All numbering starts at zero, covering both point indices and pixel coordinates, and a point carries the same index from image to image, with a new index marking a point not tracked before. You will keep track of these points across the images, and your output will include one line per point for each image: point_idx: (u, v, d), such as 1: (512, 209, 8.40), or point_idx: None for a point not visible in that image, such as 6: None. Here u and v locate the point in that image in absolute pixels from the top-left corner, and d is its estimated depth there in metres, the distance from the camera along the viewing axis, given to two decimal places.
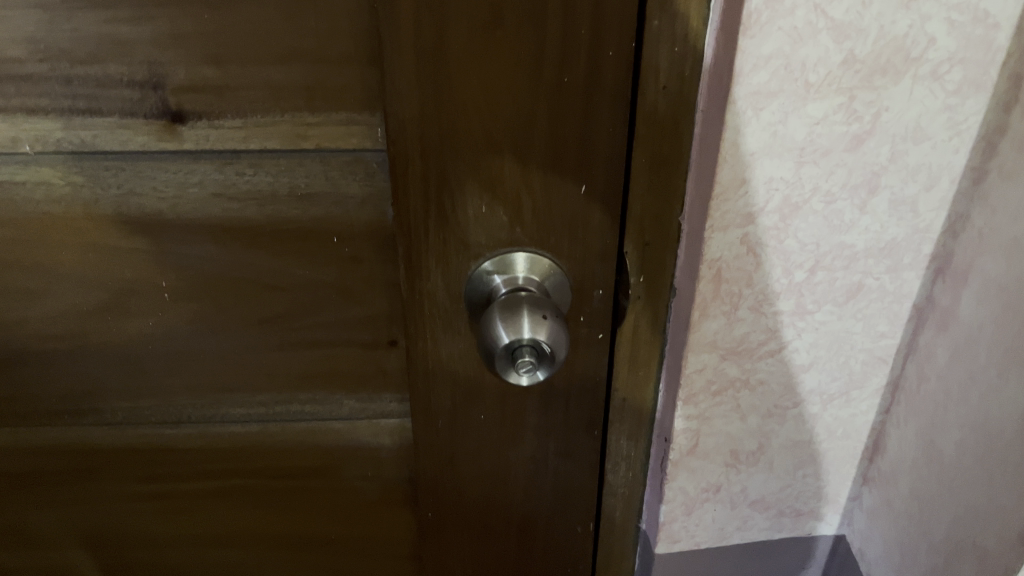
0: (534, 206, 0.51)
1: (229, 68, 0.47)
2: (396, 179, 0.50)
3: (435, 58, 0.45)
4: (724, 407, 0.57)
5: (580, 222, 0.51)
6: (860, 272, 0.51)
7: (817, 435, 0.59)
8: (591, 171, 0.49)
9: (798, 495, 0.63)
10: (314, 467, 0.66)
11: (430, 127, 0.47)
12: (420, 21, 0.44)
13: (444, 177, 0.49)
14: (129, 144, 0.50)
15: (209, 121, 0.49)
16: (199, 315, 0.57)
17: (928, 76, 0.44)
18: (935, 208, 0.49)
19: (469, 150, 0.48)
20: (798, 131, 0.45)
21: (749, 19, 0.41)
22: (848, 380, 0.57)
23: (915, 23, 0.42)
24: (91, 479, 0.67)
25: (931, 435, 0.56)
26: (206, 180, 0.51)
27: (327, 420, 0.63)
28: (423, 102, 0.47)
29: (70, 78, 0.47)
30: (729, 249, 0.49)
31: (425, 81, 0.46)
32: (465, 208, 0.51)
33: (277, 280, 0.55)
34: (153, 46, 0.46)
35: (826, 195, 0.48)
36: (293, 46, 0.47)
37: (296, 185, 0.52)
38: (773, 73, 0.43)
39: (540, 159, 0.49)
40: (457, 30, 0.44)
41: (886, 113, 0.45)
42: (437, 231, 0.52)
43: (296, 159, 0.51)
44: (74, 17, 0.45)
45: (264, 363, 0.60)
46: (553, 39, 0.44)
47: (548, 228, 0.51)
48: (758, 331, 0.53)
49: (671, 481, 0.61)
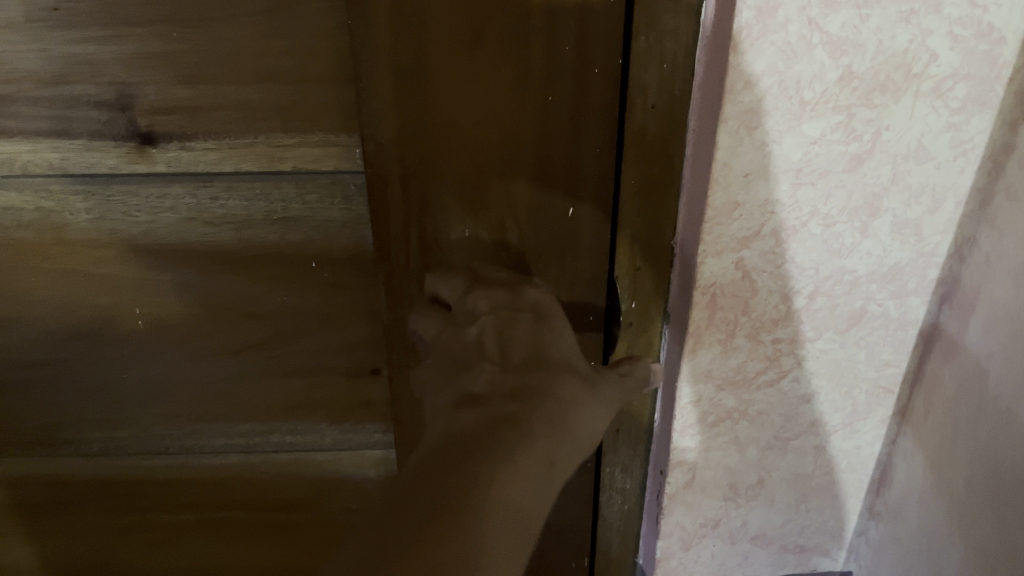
0: (519, 230, 0.49)
1: (200, 88, 0.45)
2: (376, 202, 0.47)
3: (413, 77, 0.43)
4: (721, 439, 0.55)
5: (568, 246, 0.49)
6: (863, 298, 0.49)
7: (820, 468, 0.57)
8: (579, 193, 0.47)
9: (801, 530, 0.60)
10: (298, 500, 0.64)
11: (409, 148, 0.45)
12: (396, 39, 0.42)
13: (425, 200, 0.47)
14: (99, 167, 0.48)
15: (181, 143, 0.47)
16: (175, 344, 0.55)
17: (930, 93, 0.42)
18: (940, 231, 0.47)
19: (451, 172, 0.46)
20: (794, 151, 0.43)
21: (740, 35, 0.39)
22: (852, 411, 0.54)
23: (916, 38, 0.40)
24: (66, 514, 0.64)
25: (940, 469, 0.53)
26: (180, 204, 0.49)
27: (309, 451, 0.61)
28: (401, 121, 0.44)
29: (37, 100, 0.46)
30: (724, 274, 0.47)
31: (403, 100, 0.44)
32: (448, 232, 0.49)
33: (256, 307, 0.53)
34: (123, 65, 0.45)
35: (824, 217, 0.45)
36: (266, 66, 0.45)
37: (273, 209, 0.50)
38: (767, 91, 0.41)
39: (525, 180, 0.47)
40: (436, 48, 0.42)
41: (887, 131, 0.43)
42: (419, 257, 0.50)
43: (273, 182, 0.49)
44: (40, 37, 0.44)
45: (244, 392, 0.57)
46: (537, 57, 0.43)
47: (535, 252, 0.49)
48: (756, 360, 0.51)
49: (667, 516, 0.58)
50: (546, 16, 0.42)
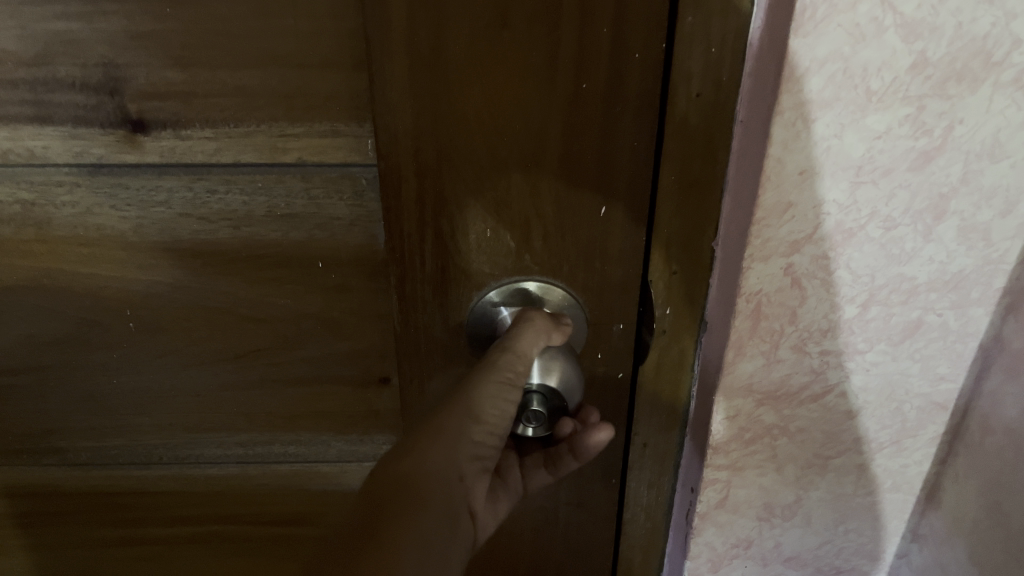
0: (546, 231, 0.44)
1: (195, 72, 0.41)
2: (390, 197, 0.43)
3: (431, 63, 0.39)
4: (758, 457, 0.51)
5: (597, 250, 0.45)
6: (920, 307, 0.45)
7: (862, 488, 0.53)
8: (612, 192, 0.43)
9: (838, 552, 0.56)
10: (300, 513, 0.60)
11: (426, 140, 0.41)
12: (414, 19, 0.38)
13: (441, 196, 0.43)
14: (84, 156, 0.45)
15: (175, 132, 0.44)
16: (169, 347, 0.52)
17: (1011, 84, 0.37)
18: (1011, 236, 0.42)
19: (471, 167, 0.42)
20: (856, 146, 0.39)
21: (803, 15, 0.35)
22: (901, 428, 0.50)
23: (999, 21, 0.36)
24: (55, 523, 0.61)
25: (999, 495, 0.49)
26: (173, 199, 0.46)
27: (313, 462, 0.57)
28: (417, 108, 0.40)
29: (15, 82, 0.42)
30: (771, 281, 0.43)
31: (419, 84, 0.40)
32: (466, 233, 0.44)
33: (256, 311, 0.50)
34: (109, 45, 0.41)
35: (884, 220, 0.41)
36: (269, 49, 0.41)
37: (274, 206, 0.46)
38: (830, 79, 0.37)
39: (553, 177, 0.42)
40: (458, 29, 0.38)
41: (960, 126, 0.38)
42: (433, 259, 0.45)
43: (275, 176, 0.45)
44: (18, 13, 0.40)
45: (241, 400, 0.54)
46: (569, 41, 0.38)
47: (562, 256, 0.45)
48: (800, 373, 0.47)
49: (696, 536, 0.54)
50: None
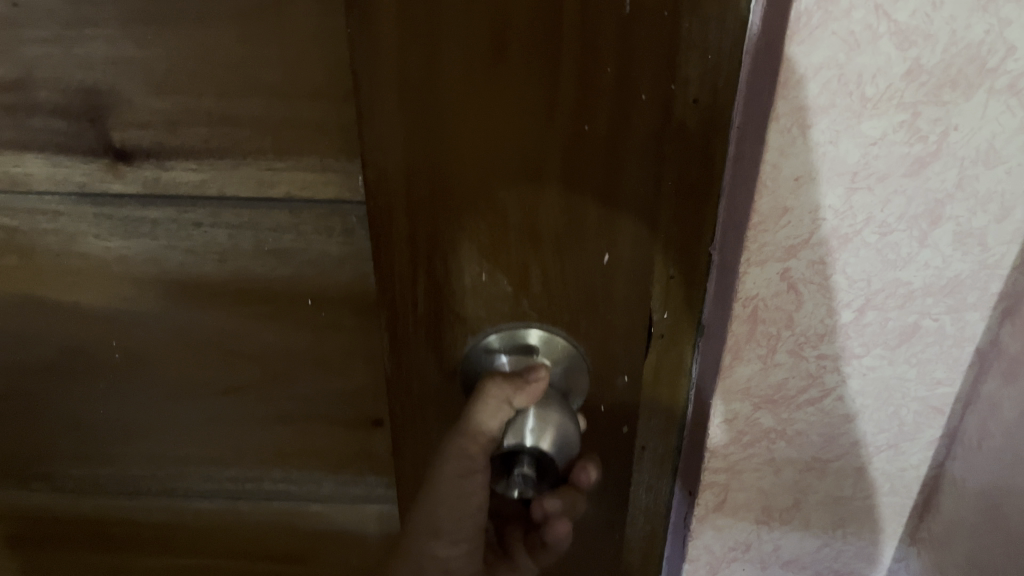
0: (544, 274, 0.45)
1: (192, 96, 0.45)
2: (384, 230, 0.44)
3: (425, 101, 0.40)
4: (756, 460, 0.51)
5: (599, 294, 0.46)
6: (916, 312, 0.45)
7: (860, 491, 0.53)
8: (613, 235, 0.43)
9: (837, 555, 0.56)
10: (284, 525, 0.66)
11: (419, 178, 0.42)
12: (407, 58, 0.39)
13: (435, 232, 0.44)
14: (82, 186, 0.50)
15: (160, 162, 0.48)
16: (162, 363, 0.57)
17: (1006, 90, 0.37)
18: (1007, 242, 0.42)
19: (467, 206, 0.43)
20: (852, 152, 0.39)
21: (798, 22, 0.36)
22: (899, 432, 0.50)
23: (993, 28, 0.36)
24: (54, 524, 0.67)
25: (997, 498, 0.49)
26: (168, 227, 0.51)
27: (294, 480, 0.63)
28: (409, 145, 0.41)
29: (24, 115, 0.47)
30: (767, 285, 0.43)
31: (412, 121, 0.40)
32: (463, 274, 0.45)
33: (243, 334, 0.55)
34: (117, 71, 0.45)
35: (880, 225, 0.41)
36: (264, 79, 0.44)
37: (263, 241, 0.51)
38: (825, 85, 0.37)
39: (550, 218, 0.43)
40: (453, 68, 0.39)
41: (955, 132, 0.39)
42: (427, 296, 0.46)
43: (259, 210, 0.50)
44: (34, 33, 0.44)
45: (231, 417, 0.59)
46: (568, 79, 0.39)
47: (561, 299, 0.46)
48: (797, 377, 0.47)
49: (695, 538, 0.55)
50: (581, 33, 0.38)
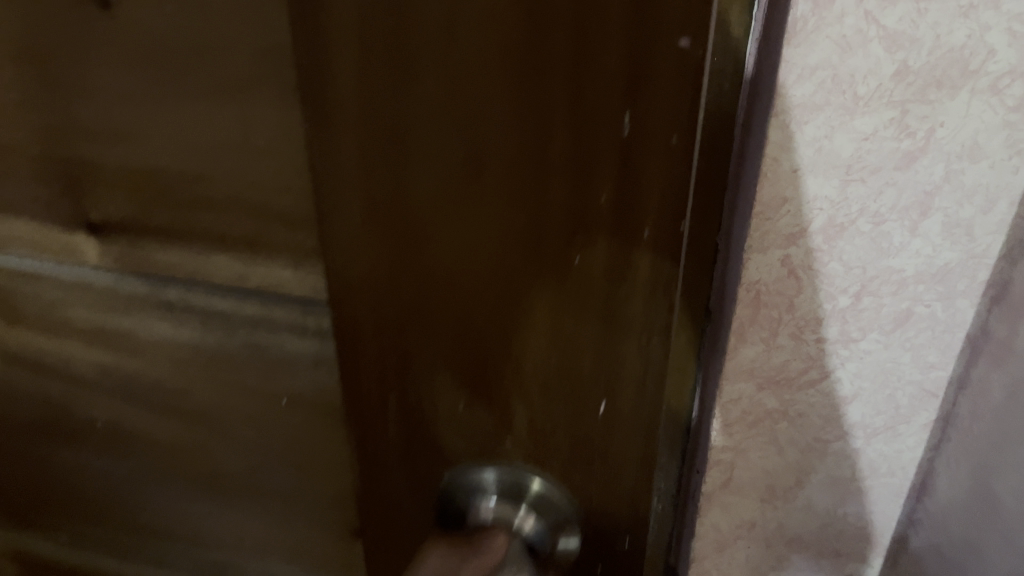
0: (532, 416, 0.38)
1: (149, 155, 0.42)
2: (342, 337, 0.39)
3: (386, 210, 0.34)
4: (760, 439, 0.54)
5: (604, 448, 0.39)
6: (909, 299, 0.48)
7: (859, 473, 0.56)
8: (616, 391, 0.36)
9: (838, 538, 0.59)
10: None
11: (382, 292, 0.37)
12: (368, 160, 0.33)
13: (396, 343, 0.38)
14: (48, 255, 0.49)
15: (114, 231, 0.46)
16: (124, 435, 0.56)
17: (987, 90, 0.41)
18: (992, 232, 0.46)
19: (440, 329, 0.37)
20: (846, 146, 0.42)
21: (794, 27, 0.39)
22: (895, 415, 0.53)
23: (974, 33, 0.39)
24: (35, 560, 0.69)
25: (988, 477, 0.53)
26: (127, 305, 0.49)
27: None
28: (370, 246, 0.36)
29: None
30: (769, 270, 0.47)
31: (373, 229, 0.35)
32: (439, 400, 0.39)
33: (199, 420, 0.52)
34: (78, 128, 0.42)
35: (873, 216, 0.45)
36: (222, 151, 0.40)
37: (219, 332, 0.48)
38: (820, 84, 0.41)
39: (541, 361, 0.36)
40: (420, 175, 0.33)
41: (941, 129, 0.42)
42: (399, 411, 0.41)
43: (215, 293, 0.47)
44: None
45: (194, 503, 0.57)
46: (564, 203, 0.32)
47: (555, 448, 0.39)
48: (798, 359, 0.50)
49: (703, 515, 0.58)
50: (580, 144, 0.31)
